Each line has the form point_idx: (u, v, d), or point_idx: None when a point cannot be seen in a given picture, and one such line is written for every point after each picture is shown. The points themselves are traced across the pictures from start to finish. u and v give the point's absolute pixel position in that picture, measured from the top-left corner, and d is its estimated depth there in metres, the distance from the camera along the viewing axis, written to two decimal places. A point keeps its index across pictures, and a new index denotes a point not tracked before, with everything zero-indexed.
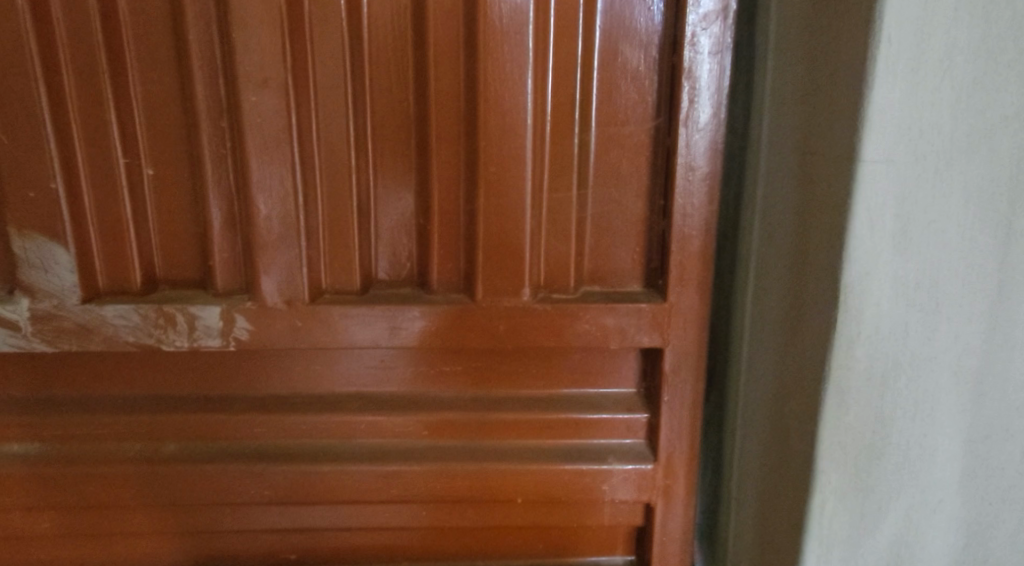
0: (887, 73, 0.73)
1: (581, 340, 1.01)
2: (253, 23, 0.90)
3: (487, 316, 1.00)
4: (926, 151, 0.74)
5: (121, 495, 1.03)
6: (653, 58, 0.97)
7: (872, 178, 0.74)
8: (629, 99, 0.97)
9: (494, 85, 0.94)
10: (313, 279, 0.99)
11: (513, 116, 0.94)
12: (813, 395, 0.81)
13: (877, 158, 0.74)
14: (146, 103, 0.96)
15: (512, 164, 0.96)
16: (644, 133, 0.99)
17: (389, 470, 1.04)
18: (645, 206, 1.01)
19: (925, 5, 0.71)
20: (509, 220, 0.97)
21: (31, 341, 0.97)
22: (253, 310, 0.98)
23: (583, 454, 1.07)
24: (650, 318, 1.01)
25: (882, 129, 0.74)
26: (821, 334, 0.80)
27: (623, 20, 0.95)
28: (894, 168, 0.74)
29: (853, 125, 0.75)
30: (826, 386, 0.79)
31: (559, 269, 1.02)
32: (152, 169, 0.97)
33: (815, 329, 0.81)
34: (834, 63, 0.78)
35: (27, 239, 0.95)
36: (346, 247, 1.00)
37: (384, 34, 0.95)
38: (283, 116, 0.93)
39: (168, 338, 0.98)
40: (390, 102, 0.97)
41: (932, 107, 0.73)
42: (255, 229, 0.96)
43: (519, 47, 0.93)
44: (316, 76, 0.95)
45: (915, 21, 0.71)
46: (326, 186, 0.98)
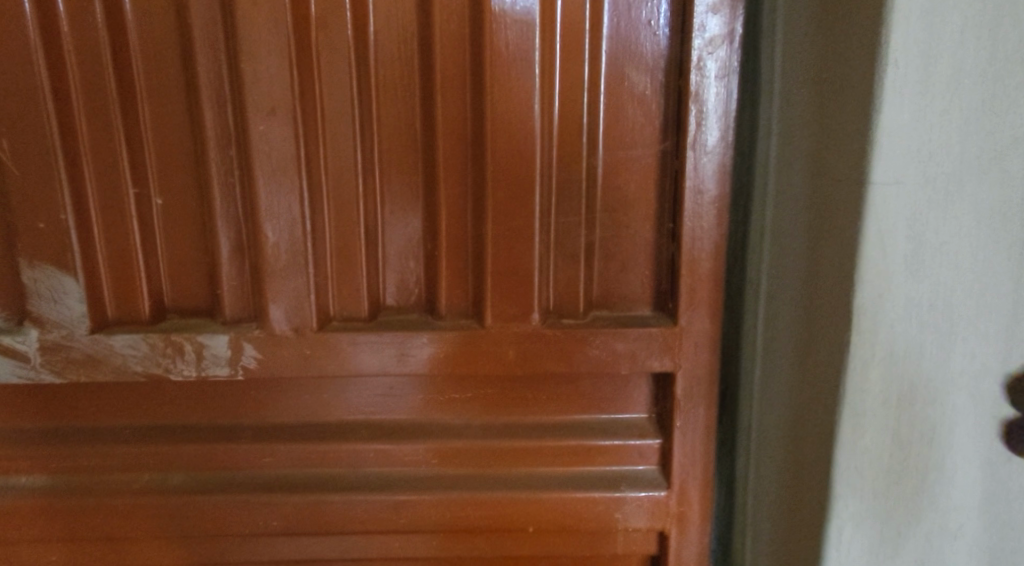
0: (895, 96, 0.72)
1: (591, 366, 1.00)
2: (261, 53, 0.91)
3: (496, 342, 1.00)
4: (936, 172, 0.73)
5: (129, 527, 1.03)
6: (660, 82, 0.97)
7: (883, 200, 0.74)
8: (636, 123, 0.97)
9: (501, 111, 0.94)
10: (321, 306, 0.99)
11: (520, 142, 0.94)
12: (828, 420, 0.80)
13: (887, 180, 0.73)
14: (156, 133, 0.96)
15: (520, 189, 0.96)
16: (652, 156, 0.98)
17: (400, 499, 1.03)
18: (655, 230, 1.00)
19: (931, 27, 0.71)
20: (517, 246, 0.97)
21: (39, 371, 0.97)
22: (261, 338, 0.97)
23: (595, 481, 1.05)
24: (661, 342, 1.00)
25: (892, 151, 0.73)
26: (835, 357, 0.79)
27: (629, 44, 0.95)
28: (904, 189, 0.73)
29: (862, 147, 0.75)
30: (840, 410, 0.78)
31: (568, 294, 1.01)
32: (161, 198, 0.97)
33: (828, 352, 0.80)
34: (841, 86, 0.78)
35: (36, 270, 0.96)
36: (354, 274, 1.00)
37: (391, 63, 0.95)
38: (290, 145, 0.94)
39: (176, 367, 0.98)
40: (397, 130, 0.97)
41: (942, 129, 0.72)
42: (263, 257, 0.96)
43: (525, 73, 0.93)
44: (324, 105, 0.95)
45: (921, 43, 0.71)
46: (333, 214, 0.98)
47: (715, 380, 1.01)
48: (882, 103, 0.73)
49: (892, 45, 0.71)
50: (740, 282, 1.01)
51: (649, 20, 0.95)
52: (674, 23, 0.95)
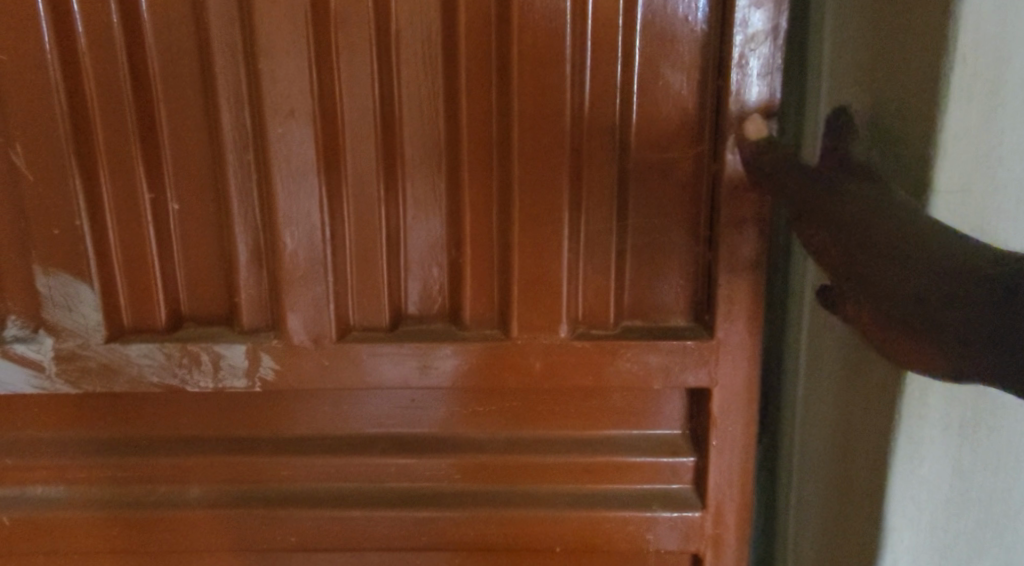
0: (963, 96, 0.68)
1: (622, 380, 0.96)
2: (279, 53, 0.88)
3: (522, 353, 0.95)
4: (1007, 178, 0.70)
5: (145, 540, 1.00)
6: (697, 81, 0.91)
7: (945, 208, 0.71)
8: (672, 124, 0.92)
9: (529, 112, 0.89)
10: (341, 316, 0.95)
11: (549, 145, 0.90)
12: (879, 445, 0.76)
13: (951, 187, 0.70)
14: (172, 136, 0.93)
15: (548, 195, 0.91)
16: (689, 159, 0.93)
17: (422, 516, 0.99)
18: (690, 236, 0.95)
19: (1005, 21, 0.66)
20: (545, 253, 0.93)
21: (55, 381, 0.95)
22: (279, 348, 0.94)
23: (625, 499, 1.00)
24: (696, 356, 0.95)
25: (958, 156, 0.69)
26: (888, 379, 0.75)
27: (665, 41, 0.90)
28: (970, 197, 0.70)
29: (923, 152, 0.71)
30: (897, 437, 0.74)
31: (598, 304, 0.96)
32: (177, 203, 0.95)
33: (880, 373, 0.76)
34: (900, 84, 0.73)
35: (51, 277, 0.93)
36: (375, 282, 0.96)
37: (414, 62, 0.91)
38: (309, 148, 0.90)
39: (193, 378, 0.95)
40: (421, 132, 0.93)
41: (1013, 132, 0.69)
42: (281, 265, 0.92)
43: (554, 72, 0.88)
44: (344, 106, 0.92)
45: (994, 39, 0.67)
46: (354, 220, 0.94)
47: (754, 395, 0.96)
48: (949, 104, 0.68)
49: (962, 41, 0.67)
50: (781, 292, 0.96)
51: (686, 15, 0.90)
52: (713, 18, 0.90)
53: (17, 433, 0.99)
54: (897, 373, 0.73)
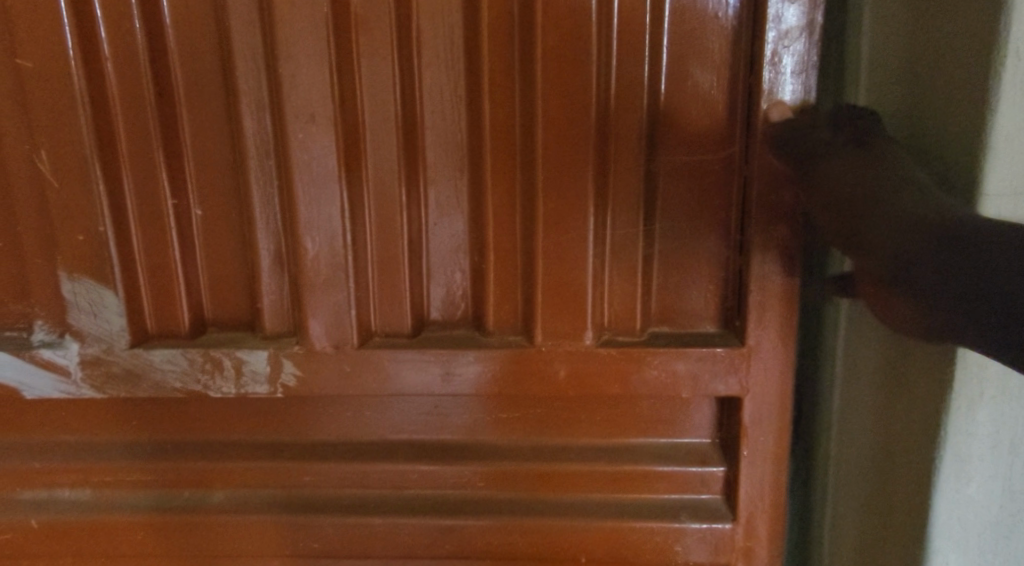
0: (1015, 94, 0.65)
1: (649, 388, 0.93)
2: (300, 57, 0.87)
3: (547, 360, 0.93)
4: None
5: (169, 545, 1.00)
6: (728, 80, 0.88)
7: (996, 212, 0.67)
8: (701, 125, 0.89)
9: (553, 115, 0.87)
10: (362, 321, 0.94)
11: (574, 148, 0.88)
12: (923, 462, 0.73)
13: (1002, 190, 0.66)
14: (195, 142, 0.93)
15: (572, 198, 0.89)
16: (718, 161, 0.90)
17: (445, 524, 0.98)
18: (720, 241, 0.92)
19: None
20: (570, 258, 0.91)
21: (80, 386, 0.95)
22: (301, 355, 0.94)
23: (651, 510, 0.98)
24: (726, 364, 0.92)
25: (1010, 157, 0.66)
26: (932, 394, 0.71)
27: (694, 39, 0.88)
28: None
29: (972, 153, 0.67)
30: (943, 455, 0.70)
31: (624, 309, 0.94)
32: (200, 208, 0.94)
33: (923, 388, 0.73)
34: (946, 82, 0.70)
35: (76, 283, 0.93)
36: (397, 287, 0.94)
37: (436, 64, 0.90)
38: (331, 152, 0.89)
39: (215, 384, 0.95)
40: (443, 134, 0.91)
41: None
42: (303, 271, 0.92)
43: (579, 73, 0.86)
44: (366, 109, 0.90)
45: None
46: (375, 225, 0.93)
47: (787, 405, 0.93)
48: (997, 100, 0.65)
49: (1014, 34, 0.64)
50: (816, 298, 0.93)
51: (716, 13, 0.87)
52: (744, 15, 0.87)
53: (44, 437, 1.00)
54: (942, 388, 0.70)
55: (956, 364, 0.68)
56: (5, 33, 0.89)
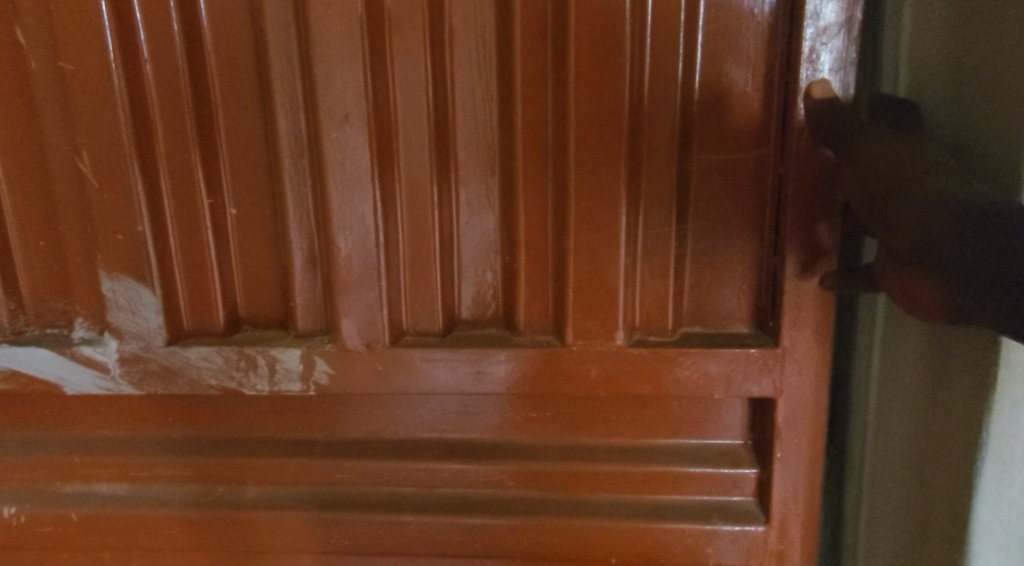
0: None
1: (680, 388, 0.93)
2: (334, 57, 0.87)
3: (577, 360, 0.93)
4: None
5: (203, 539, 1.01)
6: (764, 78, 0.87)
7: None
8: (735, 123, 0.88)
9: (586, 114, 0.87)
10: (393, 320, 0.95)
11: (606, 147, 0.88)
12: (963, 462, 0.71)
13: None
14: (231, 142, 0.94)
15: (603, 198, 0.89)
16: (754, 159, 0.89)
17: (474, 523, 0.98)
18: (754, 241, 0.91)
19: None
20: (601, 257, 0.90)
21: (118, 383, 0.97)
22: (334, 353, 0.95)
23: (682, 512, 0.97)
24: (759, 365, 0.91)
25: None
26: (974, 392, 0.70)
27: (728, 37, 0.87)
28: None
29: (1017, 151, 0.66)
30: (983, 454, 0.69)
31: (656, 309, 0.94)
32: (235, 208, 0.96)
33: (964, 386, 0.71)
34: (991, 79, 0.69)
35: (115, 281, 0.95)
36: (428, 286, 0.95)
37: (469, 64, 0.90)
38: (364, 152, 0.90)
39: (249, 381, 0.96)
40: (474, 134, 0.92)
41: None
42: (335, 270, 0.92)
43: (612, 72, 0.85)
44: (398, 109, 0.91)
45: None
46: (407, 224, 0.93)
47: (822, 408, 0.92)
48: None
49: None
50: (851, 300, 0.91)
51: (751, 10, 0.86)
52: (780, 12, 0.86)
53: (84, 432, 1.02)
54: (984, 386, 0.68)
55: (999, 362, 0.67)
56: (50, 35, 0.91)
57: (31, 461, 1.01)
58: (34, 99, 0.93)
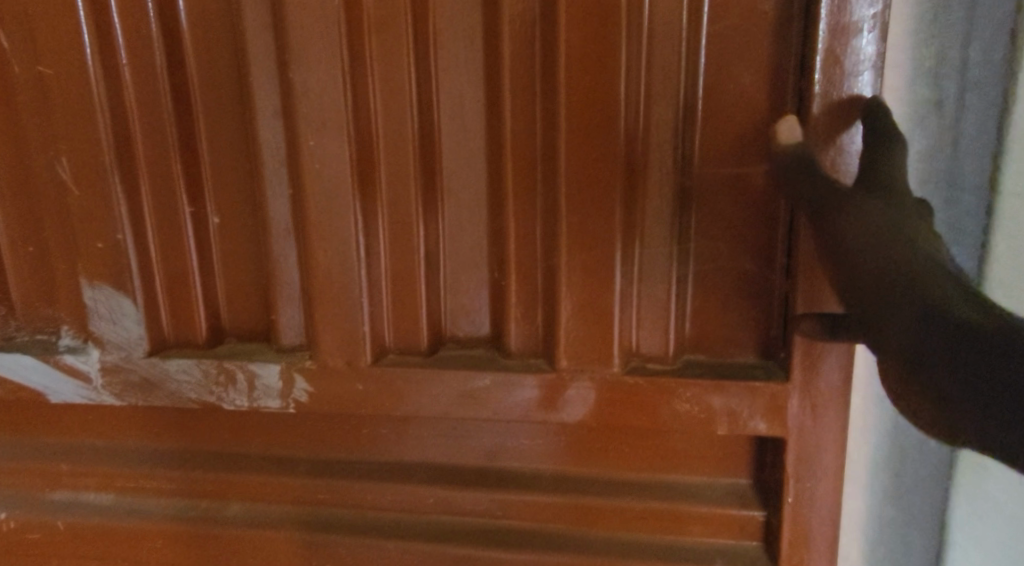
0: None
1: (680, 422, 0.85)
2: (310, 59, 0.82)
3: (569, 387, 0.86)
4: None
5: (186, 555, 0.99)
6: (776, 83, 0.78)
7: None
8: (743, 132, 0.80)
9: (578, 121, 0.79)
10: (376, 338, 0.89)
11: (600, 158, 0.80)
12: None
13: None
14: (213, 149, 0.91)
15: (596, 213, 0.81)
16: (764, 173, 0.81)
17: (460, 554, 0.93)
18: (763, 262, 0.83)
19: None
20: (595, 278, 0.83)
21: (100, 393, 0.95)
22: (312, 370, 0.90)
23: (682, 552, 0.90)
24: (767, 399, 0.82)
25: None
26: None
27: (735, 36, 0.78)
28: None
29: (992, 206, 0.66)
30: None
31: (655, 334, 0.86)
32: (218, 217, 0.92)
33: None
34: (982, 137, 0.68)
35: (95, 290, 0.92)
36: (413, 303, 0.89)
37: (454, 67, 0.84)
38: (342, 160, 0.84)
39: (228, 396, 0.92)
40: (461, 142, 0.86)
41: None
42: (314, 284, 0.87)
43: (606, 75, 0.78)
44: (381, 115, 0.86)
45: None
46: (391, 237, 0.88)
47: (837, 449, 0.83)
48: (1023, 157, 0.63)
49: None
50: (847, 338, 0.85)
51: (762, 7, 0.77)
52: (795, 9, 0.76)
53: (73, 440, 1.01)
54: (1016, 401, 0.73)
55: None
56: (28, 37, 0.88)
57: (23, 467, 1.01)
58: (15, 104, 0.91)
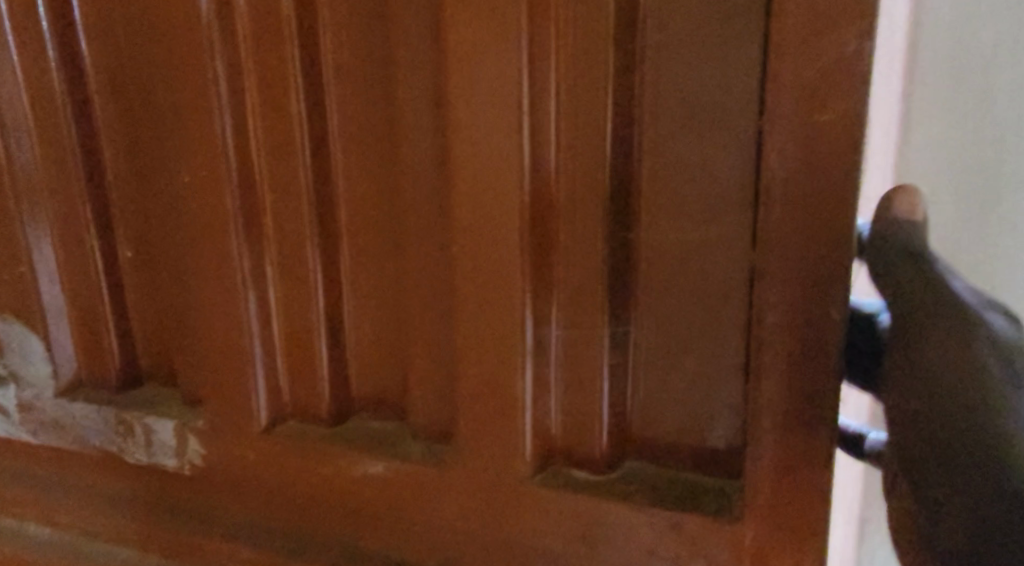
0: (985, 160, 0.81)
1: (603, 551, 0.66)
2: (183, 80, 0.70)
3: (474, 489, 0.69)
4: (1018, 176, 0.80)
5: None
6: (724, 118, 0.57)
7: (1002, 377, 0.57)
8: (689, 179, 0.59)
9: (468, 160, 0.61)
10: (272, 403, 0.77)
11: (496, 209, 0.61)
12: None
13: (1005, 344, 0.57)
14: (118, 173, 0.80)
15: (495, 279, 0.63)
16: (716, 241, 0.60)
17: None
18: (719, 351, 0.62)
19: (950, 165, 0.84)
20: (498, 362, 0.65)
21: (18, 429, 0.89)
22: (205, 432, 0.79)
23: None
24: (711, 539, 0.62)
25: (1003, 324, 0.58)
26: None
27: (673, 45, 0.57)
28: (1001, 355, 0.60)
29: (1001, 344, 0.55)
30: None
31: (581, 436, 0.67)
32: (130, 250, 0.83)
33: None
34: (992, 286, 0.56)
35: (8, 323, 0.86)
36: (310, 366, 0.75)
37: (349, 82, 0.68)
38: (220, 198, 0.71)
39: (128, 449, 0.83)
40: (360, 175, 0.70)
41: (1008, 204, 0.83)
42: (202, 337, 0.76)
43: (500, 102, 0.59)
44: (266, 143, 0.70)
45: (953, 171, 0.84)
46: (285, 289, 0.74)
47: None
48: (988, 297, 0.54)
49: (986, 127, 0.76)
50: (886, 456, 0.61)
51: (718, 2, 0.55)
52: (752, 26, 0.55)
53: None
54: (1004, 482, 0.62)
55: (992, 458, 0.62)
56: None
57: None
58: None
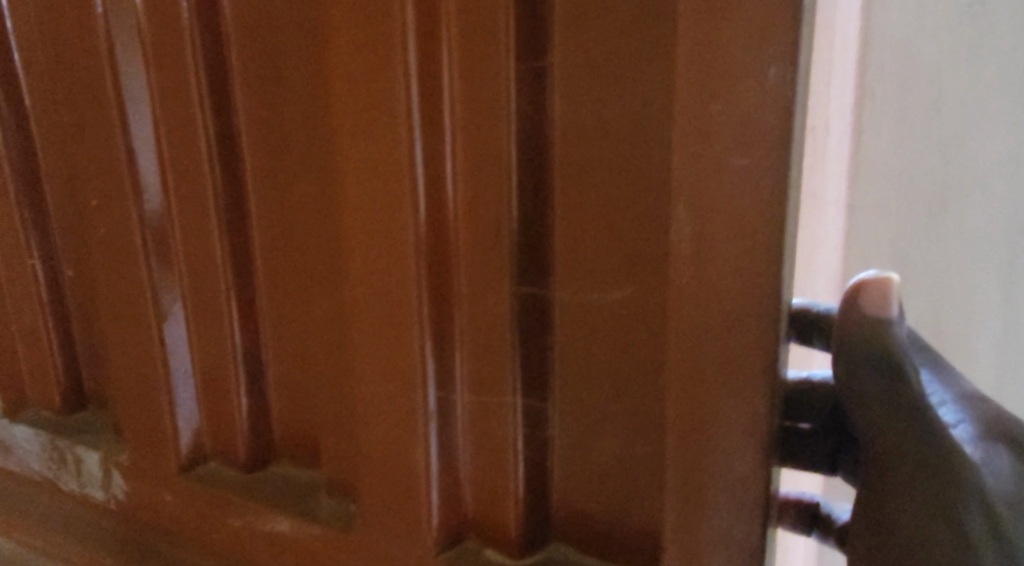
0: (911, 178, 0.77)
1: None
2: (92, 89, 0.64)
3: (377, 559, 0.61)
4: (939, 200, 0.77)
5: None
6: (647, 138, 0.47)
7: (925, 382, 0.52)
8: (612, 210, 0.50)
9: (355, 182, 0.53)
10: (190, 443, 0.70)
11: (385, 239, 0.53)
12: None
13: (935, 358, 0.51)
14: (53, 187, 0.76)
15: (387, 319, 0.55)
16: (644, 287, 0.50)
17: None
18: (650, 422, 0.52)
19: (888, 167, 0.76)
20: (395, 411, 0.56)
21: None
22: (126, 468, 0.74)
23: None
24: None
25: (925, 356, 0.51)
26: None
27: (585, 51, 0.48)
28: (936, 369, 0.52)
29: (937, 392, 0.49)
30: None
31: (494, 511, 0.57)
32: (68, 270, 0.78)
33: None
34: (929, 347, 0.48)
35: None
36: (222, 406, 0.68)
37: (255, 95, 0.61)
38: (130, 218, 0.66)
39: (63, 477, 0.80)
40: (265, 192, 0.63)
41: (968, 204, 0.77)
42: (118, 369, 0.70)
43: (385, 117, 0.51)
44: (172, 160, 0.64)
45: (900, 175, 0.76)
46: (196, 320, 0.68)
47: None
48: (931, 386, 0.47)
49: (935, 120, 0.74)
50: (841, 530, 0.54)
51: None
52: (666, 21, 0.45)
53: None
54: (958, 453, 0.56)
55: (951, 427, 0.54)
56: None
57: None
58: None
